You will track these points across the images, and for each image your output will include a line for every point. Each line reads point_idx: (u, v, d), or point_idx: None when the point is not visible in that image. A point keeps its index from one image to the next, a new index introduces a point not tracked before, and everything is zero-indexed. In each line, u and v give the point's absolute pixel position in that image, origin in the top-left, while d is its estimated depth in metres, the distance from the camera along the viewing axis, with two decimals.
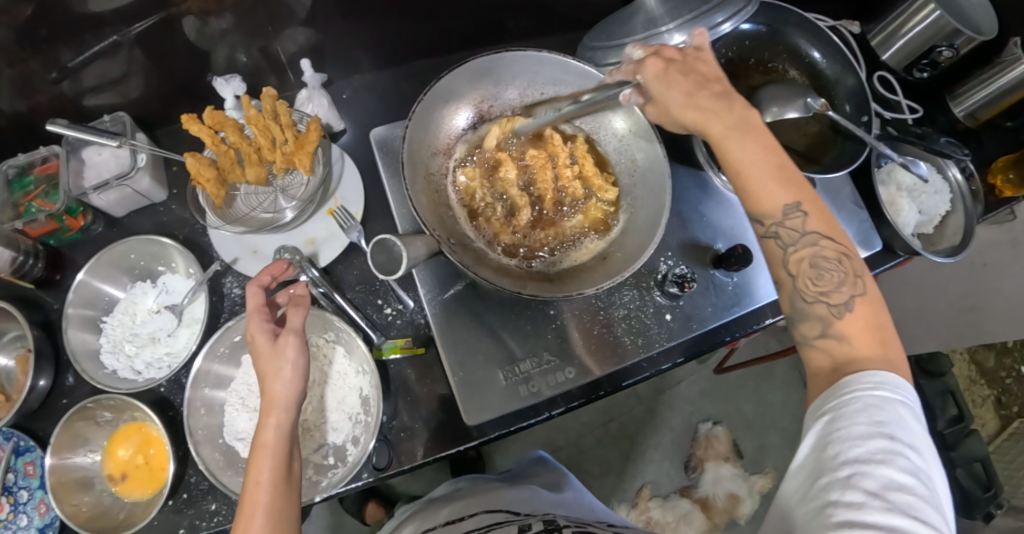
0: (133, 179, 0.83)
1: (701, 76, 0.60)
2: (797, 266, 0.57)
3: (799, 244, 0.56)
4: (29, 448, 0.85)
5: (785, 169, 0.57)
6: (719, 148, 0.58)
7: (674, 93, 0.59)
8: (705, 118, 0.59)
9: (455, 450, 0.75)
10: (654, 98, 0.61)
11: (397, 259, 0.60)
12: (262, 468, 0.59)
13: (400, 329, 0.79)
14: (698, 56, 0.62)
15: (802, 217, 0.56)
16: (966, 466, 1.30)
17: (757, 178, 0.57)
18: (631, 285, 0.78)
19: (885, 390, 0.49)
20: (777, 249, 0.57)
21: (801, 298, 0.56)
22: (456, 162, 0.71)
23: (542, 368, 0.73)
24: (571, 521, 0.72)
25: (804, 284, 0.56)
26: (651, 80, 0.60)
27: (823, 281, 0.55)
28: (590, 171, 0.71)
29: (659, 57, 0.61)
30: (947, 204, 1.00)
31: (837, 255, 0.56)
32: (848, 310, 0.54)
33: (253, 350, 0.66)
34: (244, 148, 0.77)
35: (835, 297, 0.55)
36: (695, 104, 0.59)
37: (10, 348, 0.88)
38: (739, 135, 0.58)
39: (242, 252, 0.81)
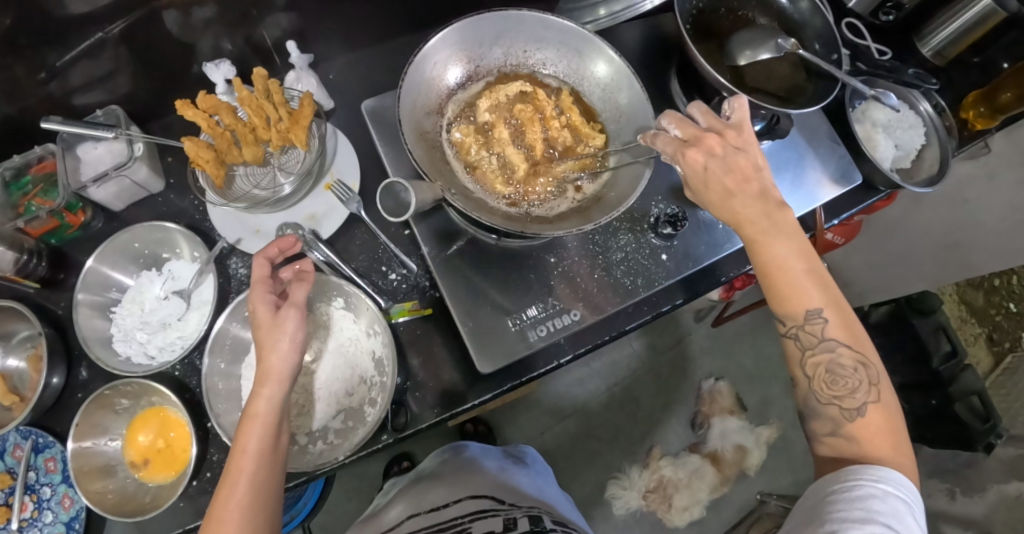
0: (131, 170, 0.84)
1: (744, 168, 0.61)
2: (813, 369, 0.62)
3: (816, 348, 0.61)
4: (49, 445, 0.85)
5: (817, 276, 0.60)
6: (752, 250, 0.61)
7: (714, 193, 0.62)
8: (738, 223, 0.61)
9: (466, 405, 0.77)
10: (692, 189, 0.64)
11: (404, 204, 0.67)
12: (251, 437, 0.61)
13: (406, 292, 0.81)
14: (739, 148, 0.61)
15: (823, 325, 0.60)
16: (964, 401, 1.34)
17: (788, 286, 0.60)
18: (626, 229, 0.80)
19: (886, 484, 0.54)
20: (796, 350, 0.62)
21: (816, 399, 0.61)
22: (449, 121, 0.73)
23: (549, 312, 0.75)
24: (554, 520, 0.74)
25: (820, 385, 0.61)
26: (690, 176, 0.62)
27: (838, 386, 0.60)
28: (577, 121, 0.74)
29: (700, 148, 0.61)
30: (921, 137, 1.03)
31: (855, 362, 0.60)
32: (858, 414, 0.59)
33: (254, 319, 0.67)
34: (240, 129, 0.78)
35: (847, 400, 0.60)
36: (731, 207, 0.61)
37: (19, 349, 0.89)
38: (774, 236, 0.60)
39: (245, 232, 0.83)
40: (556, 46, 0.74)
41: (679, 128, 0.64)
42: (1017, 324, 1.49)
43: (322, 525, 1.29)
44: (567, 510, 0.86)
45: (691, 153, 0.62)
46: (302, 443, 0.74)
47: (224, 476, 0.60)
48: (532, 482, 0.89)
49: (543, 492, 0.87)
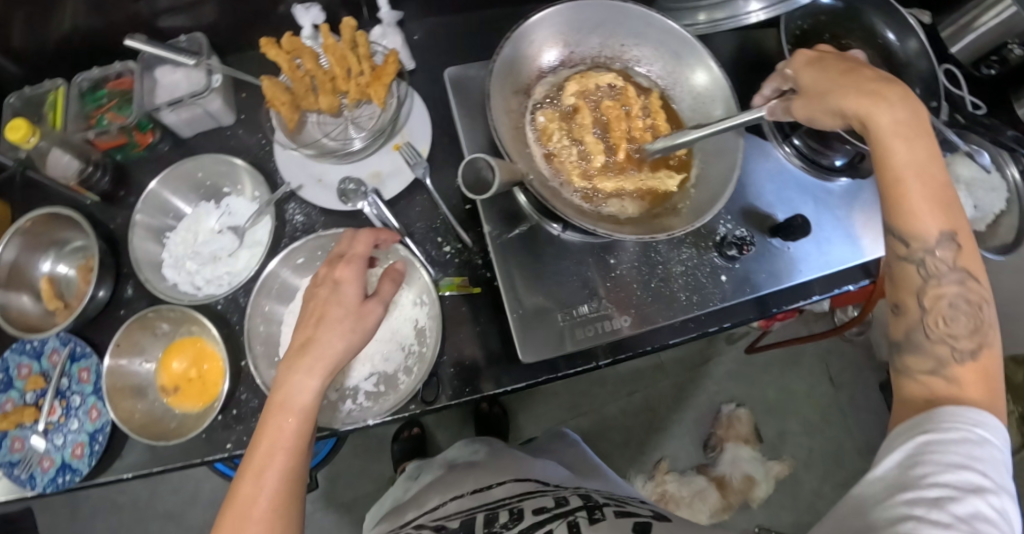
0: (205, 100, 0.84)
1: (854, 66, 0.64)
2: (932, 301, 0.58)
3: (942, 278, 0.58)
4: (85, 355, 0.86)
5: (944, 195, 0.58)
6: (883, 144, 0.60)
7: (831, 78, 0.64)
8: (872, 104, 0.60)
9: (501, 390, 0.76)
10: (804, 83, 0.67)
11: (484, 182, 0.65)
12: (287, 427, 0.60)
13: (458, 267, 0.80)
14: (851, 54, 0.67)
15: (954, 249, 0.57)
16: None
17: (914, 193, 0.59)
18: (690, 243, 0.79)
19: (984, 430, 0.51)
20: (917, 275, 0.59)
21: (924, 333, 0.58)
22: (535, 102, 0.71)
23: (599, 313, 0.74)
24: (605, 495, 0.72)
25: (934, 322, 0.58)
26: (801, 68, 0.67)
27: (956, 325, 0.57)
28: (663, 125, 0.71)
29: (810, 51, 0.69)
30: (1003, 202, 0.98)
31: (977, 302, 0.58)
32: (970, 356, 0.56)
33: (334, 293, 0.65)
34: (320, 77, 0.78)
35: (962, 342, 0.56)
36: (857, 89, 0.61)
37: (70, 257, 0.90)
38: (907, 134, 0.59)
39: (308, 181, 0.82)
40: (655, 45, 0.72)
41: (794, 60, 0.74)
42: None
43: (328, 476, 1.31)
44: (617, 486, 0.82)
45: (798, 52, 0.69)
46: (332, 398, 0.74)
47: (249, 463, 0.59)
48: (570, 468, 0.86)
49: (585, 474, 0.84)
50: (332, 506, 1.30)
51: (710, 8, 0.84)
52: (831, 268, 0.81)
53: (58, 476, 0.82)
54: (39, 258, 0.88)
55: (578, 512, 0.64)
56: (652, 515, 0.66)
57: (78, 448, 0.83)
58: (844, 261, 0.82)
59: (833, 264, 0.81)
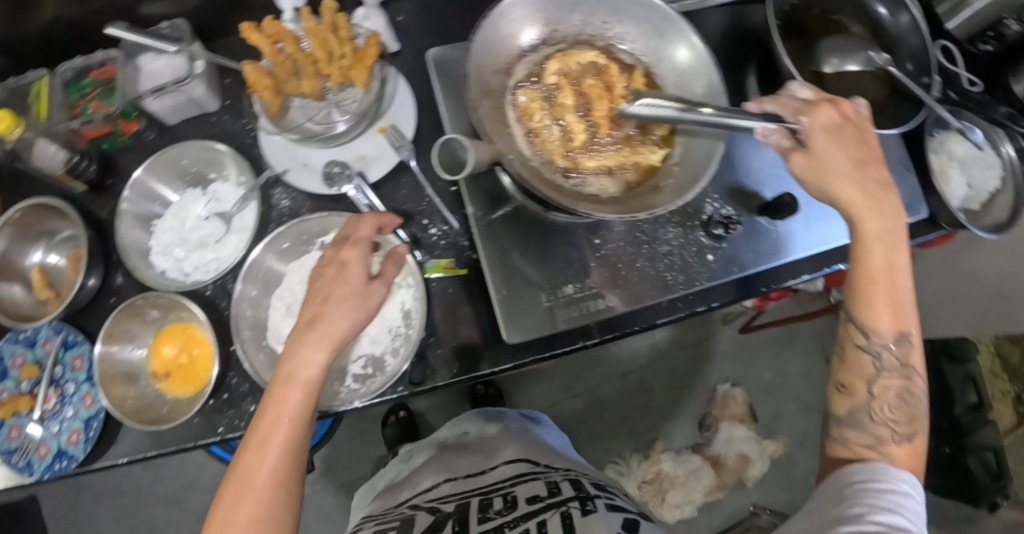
0: (189, 86, 0.83)
1: (866, 154, 0.67)
2: (879, 389, 0.65)
3: (890, 373, 0.64)
4: (77, 343, 0.87)
5: (901, 304, 0.64)
6: (864, 245, 0.65)
7: (838, 159, 0.66)
8: (862, 204, 0.65)
9: (489, 371, 0.76)
10: (808, 149, 0.67)
11: (457, 160, 0.67)
12: (291, 401, 0.60)
13: (444, 249, 0.80)
14: (864, 125, 0.69)
15: (906, 349, 0.64)
16: (978, 455, 1.32)
17: (880, 297, 0.64)
18: (676, 222, 0.78)
19: (907, 485, 0.59)
20: (870, 365, 0.65)
21: (869, 413, 0.64)
22: (516, 82, 0.70)
23: (585, 293, 0.74)
24: (595, 484, 0.74)
25: (879, 405, 0.64)
26: (819, 131, 0.67)
27: (897, 410, 0.63)
28: (646, 104, 0.70)
29: (835, 108, 0.69)
30: (998, 180, 0.98)
31: (917, 397, 0.64)
32: (906, 439, 0.62)
33: (342, 272, 0.65)
34: (301, 60, 0.78)
35: (900, 426, 0.63)
36: (861, 182, 0.66)
37: (60, 247, 0.90)
38: (887, 242, 0.65)
39: (292, 165, 0.82)
40: (637, 23, 0.71)
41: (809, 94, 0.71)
42: None
43: (326, 459, 1.33)
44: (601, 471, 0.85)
45: (822, 110, 0.68)
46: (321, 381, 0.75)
47: (249, 433, 0.59)
48: (558, 447, 0.88)
49: (572, 457, 0.87)
50: (331, 487, 1.32)
51: None
52: (819, 247, 0.81)
53: (54, 463, 0.83)
54: (30, 248, 0.88)
55: (569, 504, 0.65)
56: (637, 515, 0.68)
57: (73, 435, 0.84)
58: (832, 239, 0.81)
59: (821, 243, 0.81)
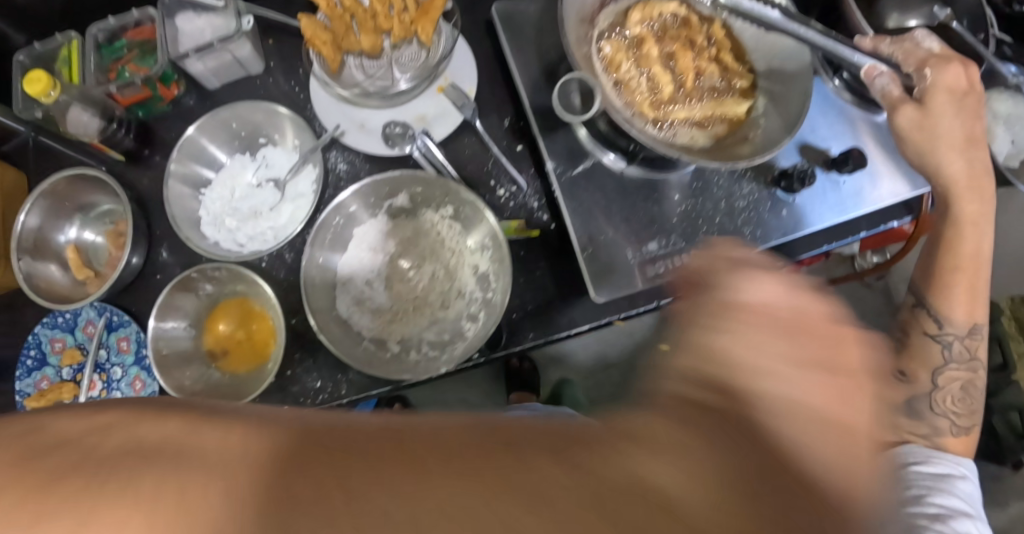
0: (235, 45, 0.79)
1: (974, 131, 0.74)
2: (945, 381, 0.77)
3: (957, 365, 0.77)
4: (122, 324, 0.82)
5: (975, 296, 0.77)
6: (963, 230, 0.76)
7: (951, 130, 0.72)
8: (965, 186, 0.75)
9: (566, 334, 0.75)
10: (926, 107, 0.72)
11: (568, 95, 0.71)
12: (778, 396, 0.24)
13: (513, 211, 0.78)
14: (977, 96, 0.73)
15: (971, 341, 0.77)
16: (1003, 416, 1.32)
17: (960, 285, 0.77)
18: (750, 178, 0.77)
19: (963, 469, 0.77)
20: (939, 355, 0.77)
21: (935, 403, 0.77)
22: (599, 32, 0.68)
23: (669, 249, 0.72)
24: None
25: (943, 397, 0.77)
26: (938, 91, 0.71)
27: (957, 401, 0.77)
28: (725, 55, 0.70)
29: (960, 71, 0.71)
30: None
31: (976, 388, 0.78)
32: (964, 431, 0.77)
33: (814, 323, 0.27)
34: (359, 14, 0.73)
35: (960, 418, 0.77)
36: (969, 163, 0.74)
37: (97, 223, 0.86)
38: (976, 226, 0.77)
39: (348, 126, 0.78)
40: None
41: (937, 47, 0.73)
42: None
43: None
44: None
45: (951, 69, 0.71)
46: (395, 351, 0.72)
47: None
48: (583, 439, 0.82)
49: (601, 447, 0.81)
50: None
51: None
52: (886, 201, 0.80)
53: None
54: (65, 224, 0.83)
55: None
56: None
57: None
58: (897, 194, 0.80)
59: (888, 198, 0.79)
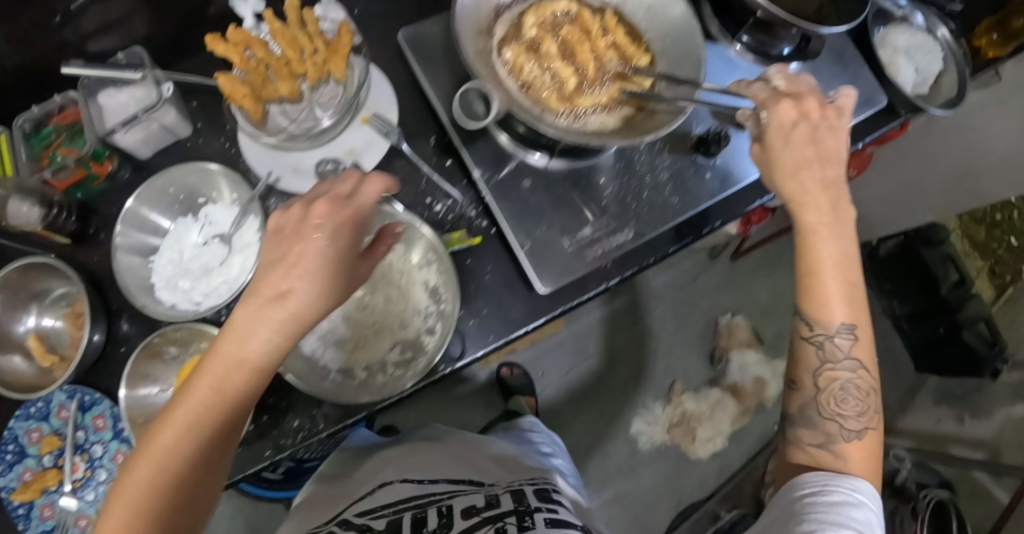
0: (160, 113, 0.81)
1: (827, 155, 0.70)
2: (827, 383, 0.69)
3: (838, 364, 0.68)
4: (96, 403, 0.83)
5: (855, 299, 0.68)
6: (808, 242, 0.69)
7: (790, 158, 0.70)
8: (819, 211, 0.69)
9: (524, 330, 0.78)
10: (770, 146, 0.71)
11: (470, 115, 0.74)
12: (298, 299, 0.53)
13: (453, 222, 0.80)
14: (832, 127, 0.72)
15: (850, 340, 0.68)
16: (972, 328, 1.43)
17: (829, 285, 0.68)
18: (670, 150, 0.80)
19: None
20: (815, 356, 0.69)
21: (818, 410, 0.68)
22: (498, 41, 0.70)
23: (603, 231, 0.74)
24: (538, 496, 0.76)
25: (826, 401, 0.68)
26: (775, 131, 0.70)
27: (847, 406, 0.67)
28: (623, 41, 0.73)
29: (797, 106, 0.71)
30: (939, 62, 1.06)
31: (867, 388, 0.68)
32: (856, 436, 0.66)
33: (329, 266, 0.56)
34: (274, 62, 0.76)
35: (850, 422, 0.67)
36: (804, 177, 0.70)
37: (54, 308, 0.87)
38: (832, 233, 0.69)
39: (283, 171, 0.81)
40: None
41: (785, 82, 0.74)
42: (1017, 256, 1.50)
43: None
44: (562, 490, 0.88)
45: (784, 106, 0.71)
46: (363, 376, 0.74)
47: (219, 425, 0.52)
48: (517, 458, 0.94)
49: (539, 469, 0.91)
50: None
51: None
52: None
53: None
54: (23, 314, 0.85)
55: (490, 517, 0.67)
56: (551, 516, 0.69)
57: None
58: None
59: None
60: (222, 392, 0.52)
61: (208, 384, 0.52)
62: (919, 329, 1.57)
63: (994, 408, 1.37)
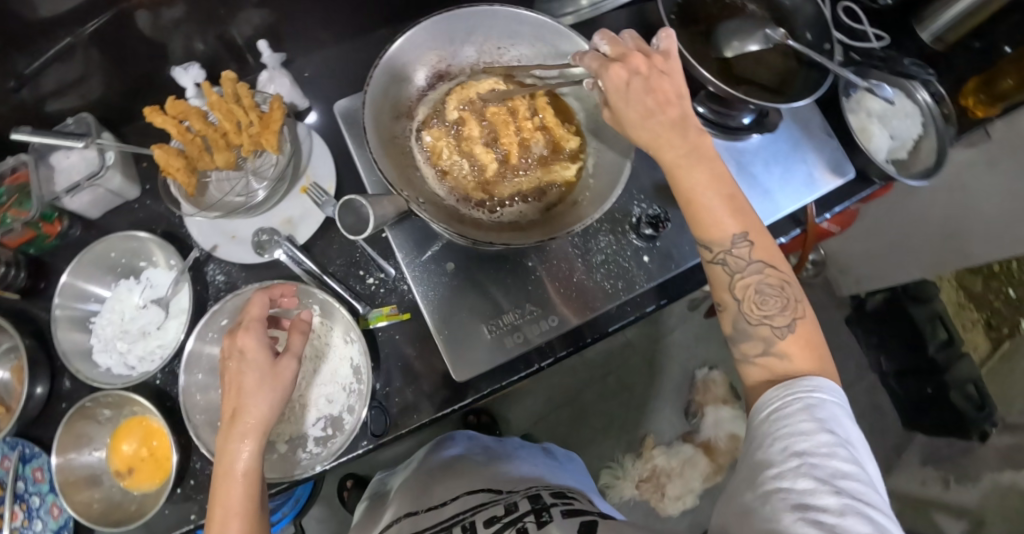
0: (104, 179, 0.83)
1: (665, 102, 0.60)
2: (743, 291, 0.61)
3: (745, 271, 0.61)
4: (36, 455, 0.85)
5: (735, 200, 0.61)
6: (672, 179, 0.61)
7: (634, 111, 0.60)
8: (669, 134, 0.60)
9: (451, 409, 0.77)
10: (612, 105, 0.61)
11: (363, 219, 0.65)
12: (259, 410, 0.63)
13: (385, 297, 0.79)
14: (663, 66, 0.60)
15: (748, 247, 0.60)
16: (960, 389, 1.37)
17: (712, 210, 0.60)
18: (606, 231, 0.78)
19: None
20: (724, 274, 0.61)
21: (745, 320, 0.60)
22: (420, 125, 0.71)
23: (527, 317, 0.74)
24: (554, 493, 0.75)
25: (748, 307, 0.60)
26: (612, 90, 0.60)
27: (767, 306, 0.60)
28: (552, 123, 0.71)
29: (625, 66, 0.59)
30: (918, 126, 1.01)
31: (781, 282, 0.60)
32: (789, 330, 0.59)
33: (243, 361, 0.65)
34: (210, 135, 0.77)
35: (778, 319, 0.59)
36: (649, 122, 0.60)
37: (5, 359, 0.88)
38: (690, 164, 0.60)
39: (221, 239, 0.82)
40: (530, 40, 0.71)
41: (611, 47, 0.62)
42: None
43: (318, 518, 1.30)
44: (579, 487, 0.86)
45: (613, 68, 0.59)
46: (282, 451, 0.74)
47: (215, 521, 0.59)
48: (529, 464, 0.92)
49: (550, 472, 0.90)
50: None
51: None
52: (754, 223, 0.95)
53: None
54: None
55: (522, 522, 0.66)
56: (596, 515, 0.68)
57: None
58: (770, 212, 0.96)
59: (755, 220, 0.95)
60: (228, 512, 0.59)
61: (224, 504, 0.59)
62: (905, 386, 1.51)
63: (980, 474, 1.30)
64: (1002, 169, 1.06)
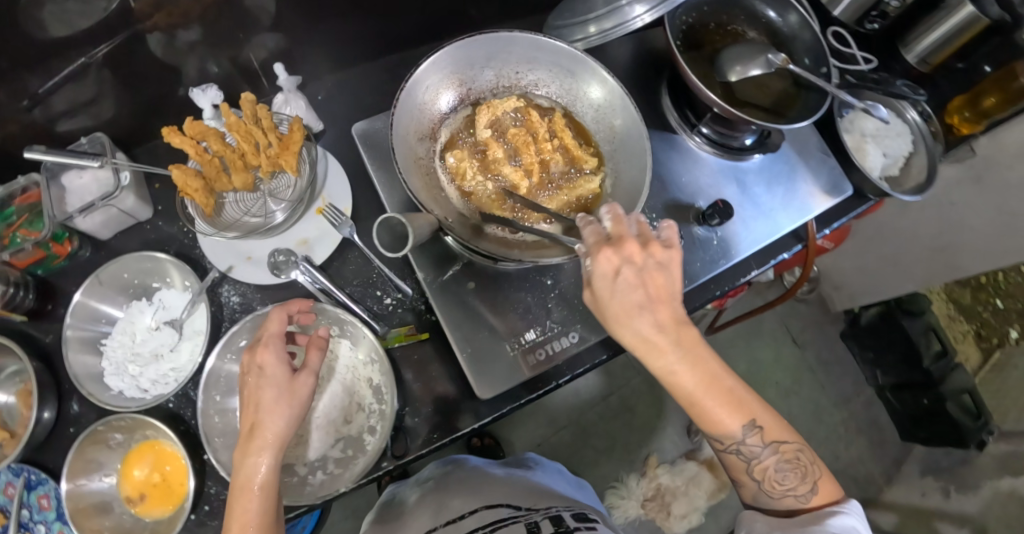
0: (118, 199, 0.83)
1: (656, 297, 0.60)
2: (761, 473, 0.62)
3: (760, 456, 0.61)
4: (41, 481, 0.83)
5: (734, 392, 0.61)
6: (671, 382, 0.60)
7: (620, 305, 0.59)
8: (660, 329, 0.59)
9: (473, 427, 0.76)
10: (596, 289, 0.61)
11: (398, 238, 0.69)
12: (277, 426, 0.63)
13: (402, 317, 0.80)
14: (656, 261, 0.60)
15: (759, 434, 0.61)
16: (955, 398, 1.42)
17: (711, 408, 0.60)
18: None
19: None
20: (740, 461, 0.62)
21: (767, 495, 0.63)
22: (443, 146, 0.73)
23: (547, 335, 0.75)
24: (576, 516, 0.74)
25: (769, 485, 0.62)
26: (599, 279, 0.60)
27: (786, 480, 0.61)
28: (571, 144, 0.73)
29: (616, 252, 0.60)
30: (909, 144, 1.05)
31: (797, 456, 0.62)
32: (811, 494, 0.61)
33: (262, 376, 0.65)
34: (229, 155, 0.77)
35: (797, 486, 0.61)
36: (639, 317, 0.59)
37: (8, 384, 0.86)
38: (690, 364, 0.59)
39: (237, 260, 0.82)
40: (547, 66, 0.73)
41: (615, 221, 0.63)
42: (1003, 319, 1.52)
43: None
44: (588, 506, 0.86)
45: (601, 256, 0.60)
46: (301, 473, 0.73)
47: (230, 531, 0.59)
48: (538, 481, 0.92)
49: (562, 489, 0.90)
50: None
51: (598, 19, 0.85)
52: (760, 242, 0.97)
53: None
54: None
55: None
56: None
57: None
58: (772, 231, 0.98)
59: (760, 239, 0.97)
60: (242, 526, 0.59)
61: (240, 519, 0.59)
62: (901, 400, 1.53)
63: (980, 483, 1.35)
64: (988, 186, 1.10)
